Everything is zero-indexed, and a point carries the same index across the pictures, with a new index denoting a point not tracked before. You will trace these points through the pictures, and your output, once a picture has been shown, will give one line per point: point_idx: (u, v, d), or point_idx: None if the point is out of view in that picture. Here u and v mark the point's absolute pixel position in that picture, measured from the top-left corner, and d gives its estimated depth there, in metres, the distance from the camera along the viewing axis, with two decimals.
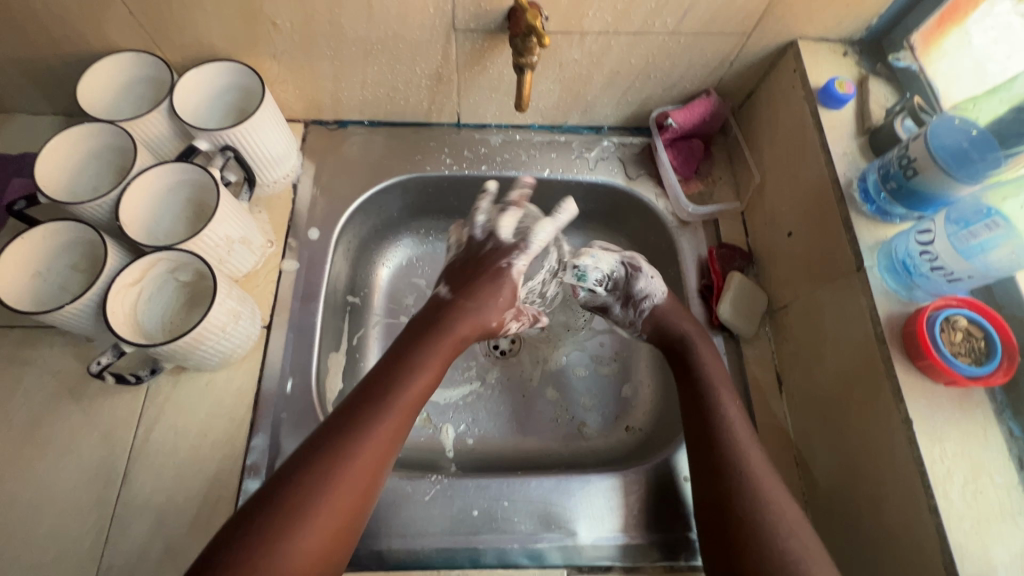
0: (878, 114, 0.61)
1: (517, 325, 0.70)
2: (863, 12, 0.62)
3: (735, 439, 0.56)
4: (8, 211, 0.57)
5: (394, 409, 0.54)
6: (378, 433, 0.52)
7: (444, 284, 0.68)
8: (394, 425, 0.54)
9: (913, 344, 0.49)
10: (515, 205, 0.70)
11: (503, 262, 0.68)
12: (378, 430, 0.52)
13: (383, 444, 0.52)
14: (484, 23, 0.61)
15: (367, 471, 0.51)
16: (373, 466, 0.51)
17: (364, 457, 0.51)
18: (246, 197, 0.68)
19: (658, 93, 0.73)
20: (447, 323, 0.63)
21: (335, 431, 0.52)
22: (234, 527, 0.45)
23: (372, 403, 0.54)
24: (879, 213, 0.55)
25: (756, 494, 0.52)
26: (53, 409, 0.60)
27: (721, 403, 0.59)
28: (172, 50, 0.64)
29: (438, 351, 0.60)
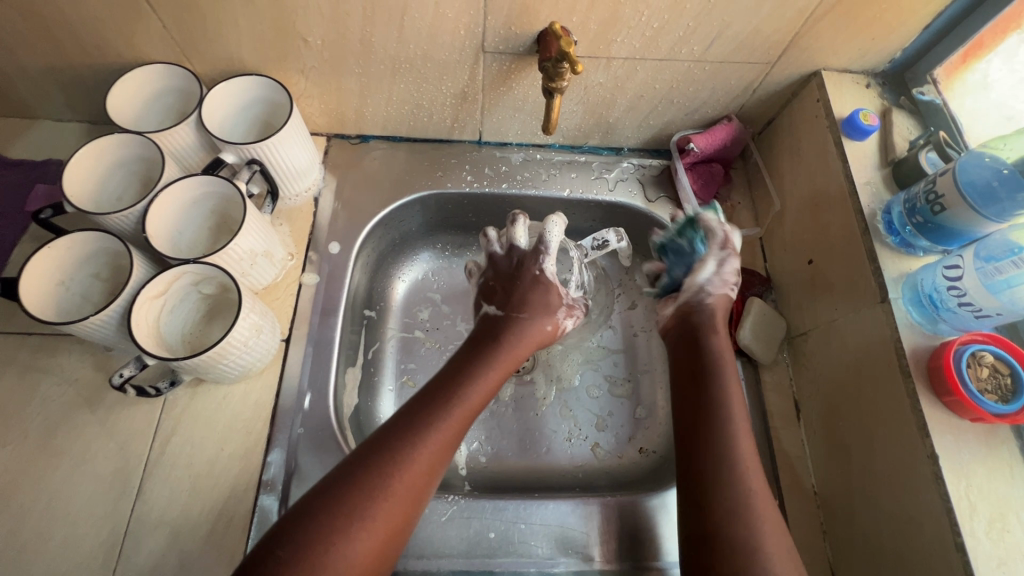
0: (901, 146, 0.62)
1: (572, 321, 0.71)
2: (888, 45, 0.63)
3: (738, 454, 0.54)
4: (35, 220, 0.58)
5: (450, 416, 0.56)
6: (437, 443, 0.53)
7: (490, 303, 0.70)
8: (448, 432, 0.55)
9: (938, 378, 0.49)
10: (518, 216, 0.72)
11: (536, 269, 0.70)
12: (434, 436, 0.54)
13: (437, 452, 0.53)
14: (513, 45, 0.61)
15: (421, 475, 0.52)
16: (428, 470, 0.52)
17: (420, 459, 0.52)
18: (268, 209, 0.68)
19: (680, 117, 0.73)
20: (503, 334, 0.65)
21: (394, 431, 0.53)
22: (292, 522, 0.46)
23: (430, 411, 0.56)
24: (903, 246, 0.56)
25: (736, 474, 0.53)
26: (69, 419, 0.59)
27: (725, 389, 0.59)
28: (201, 64, 0.65)
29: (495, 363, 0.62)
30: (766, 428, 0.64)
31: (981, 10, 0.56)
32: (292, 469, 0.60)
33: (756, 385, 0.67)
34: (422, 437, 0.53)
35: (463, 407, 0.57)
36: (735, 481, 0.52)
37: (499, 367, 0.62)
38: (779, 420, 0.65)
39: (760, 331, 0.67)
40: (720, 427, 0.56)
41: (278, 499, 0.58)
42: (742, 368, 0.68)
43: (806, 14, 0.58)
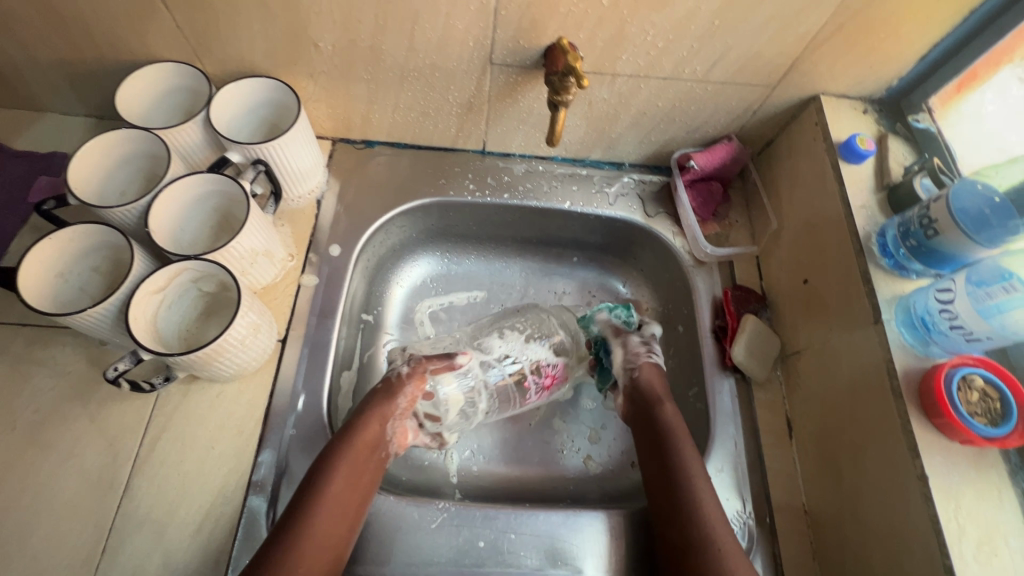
0: (897, 171, 0.63)
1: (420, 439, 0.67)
2: (886, 72, 0.64)
3: (705, 519, 0.54)
4: (37, 211, 0.58)
5: (337, 478, 0.55)
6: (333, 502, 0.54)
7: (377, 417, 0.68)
8: (342, 495, 0.55)
9: (929, 400, 0.50)
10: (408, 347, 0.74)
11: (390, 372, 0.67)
12: (327, 505, 0.54)
13: (334, 517, 0.54)
14: (520, 59, 0.63)
15: (324, 542, 0.52)
16: (331, 534, 0.53)
17: (317, 531, 0.52)
18: (271, 209, 0.68)
19: (681, 135, 0.75)
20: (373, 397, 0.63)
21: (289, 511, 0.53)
22: None
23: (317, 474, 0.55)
24: (896, 268, 0.56)
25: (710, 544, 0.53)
26: (60, 412, 0.59)
27: (682, 454, 0.59)
28: (212, 64, 0.66)
29: (370, 421, 0.60)
30: (758, 445, 0.65)
31: (975, 43, 0.58)
32: (283, 470, 0.59)
33: (748, 402, 0.67)
34: (316, 506, 0.53)
35: (348, 469, 0.56)
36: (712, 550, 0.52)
37: (374, 423, 0.61)
38: (771, 438, 0.65)
39: (755, 348, 0.68)
40: (684, 496, 0.56)
41: (266, 501, 0.57)
42: (735, 385, 0.68)
43: (807, 40, 0.59)
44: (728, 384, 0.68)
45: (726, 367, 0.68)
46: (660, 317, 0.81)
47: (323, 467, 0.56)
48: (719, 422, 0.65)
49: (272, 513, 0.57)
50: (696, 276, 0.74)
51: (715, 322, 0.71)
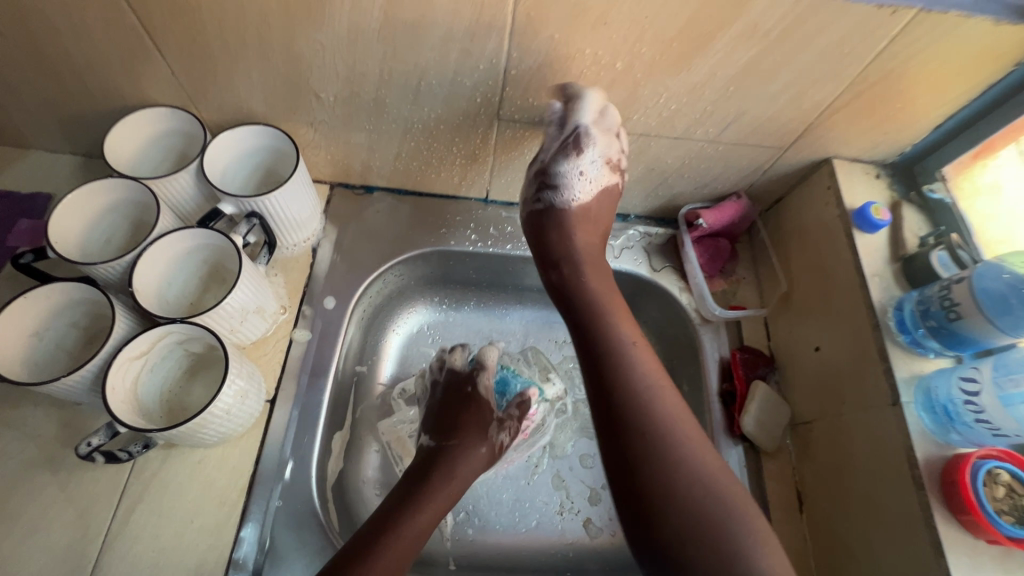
0: (911, 243, 0.61)
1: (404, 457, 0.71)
2: (900, 139, 0.63)
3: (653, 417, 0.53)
4: (13, 264, 0.55)
5: (422, 515, 0.56)
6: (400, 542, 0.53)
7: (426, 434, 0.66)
8: (415, 532, 0.55)
9: (953, 494, 0.48)
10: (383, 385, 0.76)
11: (468, 386, 0.69)
12: (402, 542, 0.53)
13: (406, 551, 0.53)
14: (529, 115, 0.61)
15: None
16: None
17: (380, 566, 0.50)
18: (263, 260, 0.65)
19: (690, 190, 0.73)
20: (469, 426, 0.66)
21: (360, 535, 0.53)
22: None
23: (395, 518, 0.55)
24: (914, 344, 0.55)
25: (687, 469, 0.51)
26: (27, 479, 0.55)
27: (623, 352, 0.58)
28: (208, 110, 0.63)
29: (466, 450, 0.63)
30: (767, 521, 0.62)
31: (992, 116, 0.57)
32: (267, 546, 0.56)
33: (757, 472, 0.64)
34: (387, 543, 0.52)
35: (436, 504, 0.58)
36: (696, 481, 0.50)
37: (472, 461, 0.63)
38: (781, 513, 0.62)
39: (764, 417, 0.65)
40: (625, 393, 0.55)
41: None
42: (743, 454, 0.65)
43: (823, 107, 0.58)
44: (737, 453, 0.65)
45: (735, 435, 0.66)
46: None
47: (411, 498, 0.58)
48: None
49: None
50: (703, 334, 0.72)
51: (722, 386, 0.69)
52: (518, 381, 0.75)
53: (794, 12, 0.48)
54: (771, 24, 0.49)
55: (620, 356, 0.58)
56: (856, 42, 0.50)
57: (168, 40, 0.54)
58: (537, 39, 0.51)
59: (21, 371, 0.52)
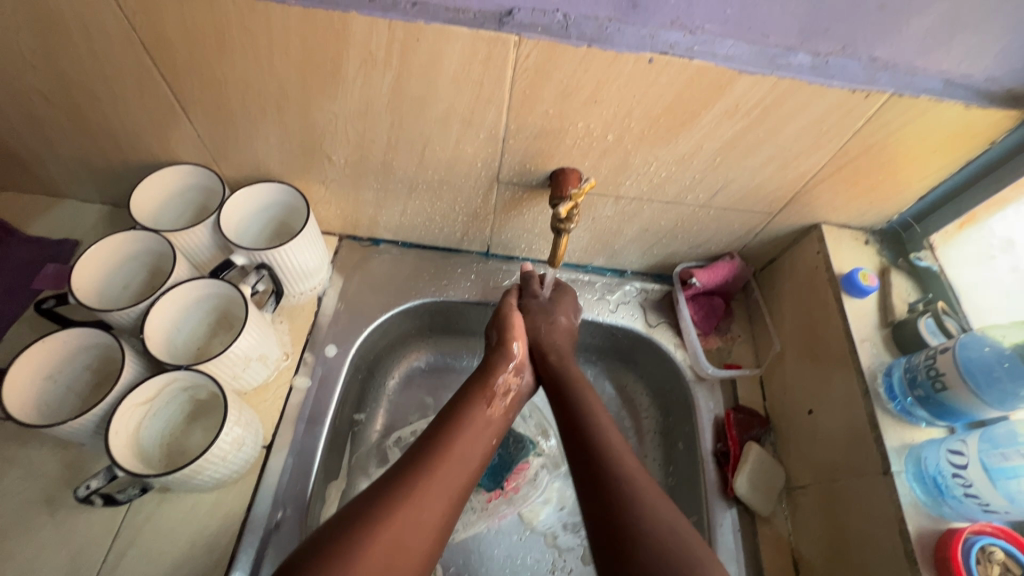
0: (900, 308, 0.62)
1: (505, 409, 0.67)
2: (886, 207, 0.65)
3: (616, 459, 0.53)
4: (36, 309, 0.59)
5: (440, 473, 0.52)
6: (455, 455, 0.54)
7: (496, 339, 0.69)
8: (416, 510, 0.48)
9: (947, 572, 0.47)
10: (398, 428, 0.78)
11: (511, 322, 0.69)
12: (408, 514, 0.48)
13: (412, 534, 0.47)
14: (526, 179, 0.64)
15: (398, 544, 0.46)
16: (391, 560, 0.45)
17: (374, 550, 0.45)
18: (271, 308, 0.67)
19: (684, 250, 0.75)
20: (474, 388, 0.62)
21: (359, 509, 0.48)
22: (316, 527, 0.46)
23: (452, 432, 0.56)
24: (903, 413, 0.55)
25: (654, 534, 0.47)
26: (25, 519, 0.56)
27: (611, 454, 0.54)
28: (229, 168, 0.68)
29: (473, 412, 0.58)
30: None
31: (973, 191, 0.59)
32: None
33: (751, 537, 0.63)
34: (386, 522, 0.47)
35: (444, 479, 0.51)
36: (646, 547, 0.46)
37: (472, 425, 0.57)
38: None
39: (758, 480, 0.64)
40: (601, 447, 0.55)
41: None
42: (738, 518, 0.64)
43: (808, 176, 0.61)
44: (731, 515, 0.64)
45: (728, 497, 0.65)
46: (659, 429, 0.78)
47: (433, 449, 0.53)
48: (721, 559, 0.61)
49: None
50: (697, 391, 0.72)
51: (716, 446, 0.68)
52: (511, 435, 0.76)
53: (773, 94, 0.51)
54: (752, 104, 0.52)
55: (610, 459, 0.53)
56: (834, 121, 0.54)
57: (196, 107, 0.59)
58: (533, 113, 0.55)
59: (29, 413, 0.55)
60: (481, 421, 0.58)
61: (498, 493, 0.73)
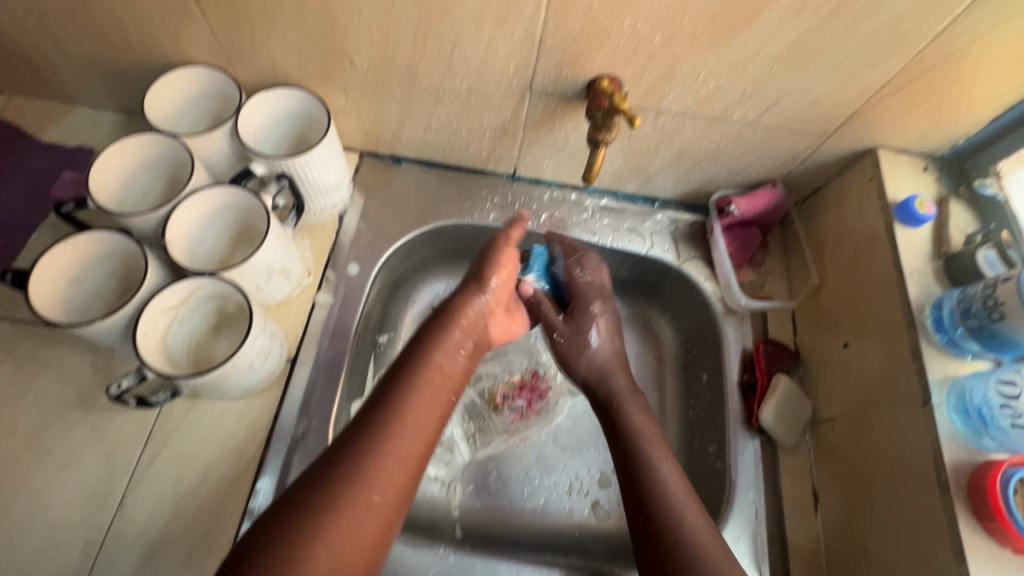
0: (957, 240, 0.59)
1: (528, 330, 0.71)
2: (953, 130, 0.60)
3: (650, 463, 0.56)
4: (56, 212, 0.58)
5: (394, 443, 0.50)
6: (406, 422, 0.51)
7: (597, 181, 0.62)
8: (401, 455, 0.50)
9: (982, 501, 0.46)
10: None
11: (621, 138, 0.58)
12: (360, 497, 0.46)
13: (368, 515, 0.46)
14: (562, 88, 0.60)
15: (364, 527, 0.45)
16: (384, 501, 0.47)
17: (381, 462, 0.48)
18: (291, 223, 0.65)
19: (723, 177, 0.71)
20: (425, 341, 0.58)
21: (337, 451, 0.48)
22: (257, 531, 0.42)
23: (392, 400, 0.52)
24: (950, 345, 0.53)
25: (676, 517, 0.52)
26: (60, 418, 0.58)
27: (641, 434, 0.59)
28: (244, 71, 0.64)
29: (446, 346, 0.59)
30: (780, 517, 0.61)
31: None
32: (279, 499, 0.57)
33: (772, 467, 0.63)
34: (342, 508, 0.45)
35: (396, 450, 0.49)
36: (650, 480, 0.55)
37: (423, 403, 0.53)
38: (796, 509, 0.61)
39: (785, 413, 0.63)
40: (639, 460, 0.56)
41: None
42: (760, 448, 0.64)
43: (871, 91, 0.55)
44: (753, 446, 0.63)
45: (753, 428, 0.64)
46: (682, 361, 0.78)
47: (373, 424, 0.50)
48: (740, 487, 0.62)
49: None
50: (726, 325, 0.70)
51: (742, 377, 0.67)
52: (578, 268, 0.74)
53: None
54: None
55: (641, 450, 0.57)
56: (911, 22, 0.48)
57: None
58: (575, 9, 0.50)
59: (34, 295, 0.53)
60: (440, 373, 0.56)
61: (505, 402, 0.75)
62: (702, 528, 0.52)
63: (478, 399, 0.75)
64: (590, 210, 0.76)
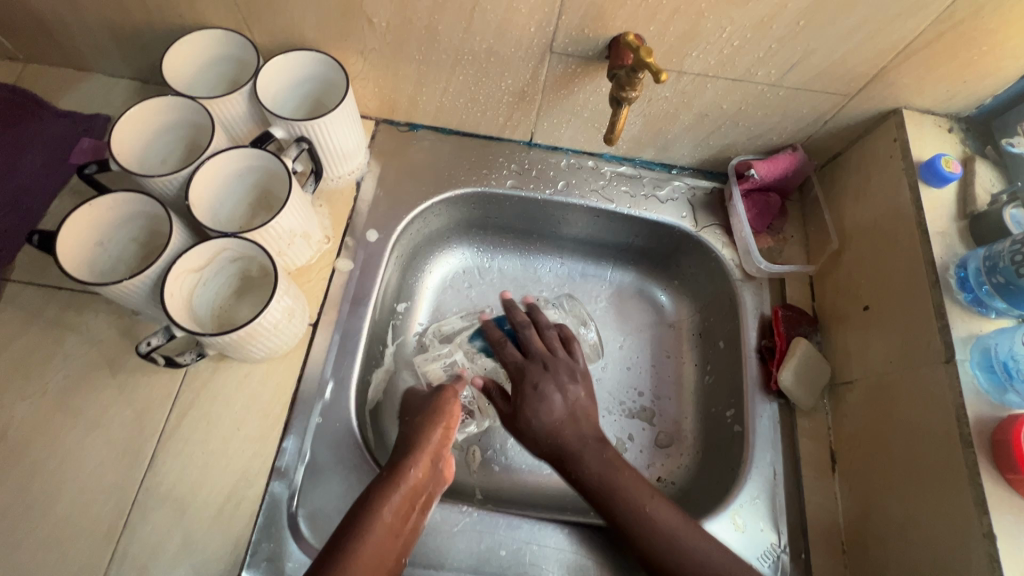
0: (982, 199, 0.58)
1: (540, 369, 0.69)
2: (981, 88, 0.59)
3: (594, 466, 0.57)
4: (78, 174, 0.58)
5: (373, 538, 0.49)
6: (389, 516, 0.50)
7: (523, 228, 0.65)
8: (376, 552, 0.48)
9: (1005, 454, 0.47)
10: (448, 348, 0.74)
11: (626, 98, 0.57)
12: None
13: None
14: (583, 48, 0.59)
15: None
16: None
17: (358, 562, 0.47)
18: (311, 188, 0.65)
19: (742, 141, 0.70)
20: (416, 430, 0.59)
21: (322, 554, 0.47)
22: None
23: (376, 495, 0.52)
24: (975, 303, 0.53)
25: (649, 521, 0.54)
26: (89, 380, 0.59)
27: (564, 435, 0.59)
28: (261, 34, 0.63)
29: (435, 434, 0.59)
30: (798, 477, 0.61)
31: None
32: (306, 458, 0.58)
33: (790, 428, 0.63)
34: None
35: (374, 549, 0.48)
36: (628, 512, 0.54)
37: (371, 550, 0.48)
38: (813, 470, 0.62)
39: (803, 375, 0.63)
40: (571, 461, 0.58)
41: (288, 488, 0.56)
42: (778, 411, 0.64)
43: (899, 48, 0.55)
44: (771, 408, 0.64)
45: (771, 391, 0.65)
46: (698, 330, 0.78)
47: (357, 521, 0.49)
48: (758, 448, 0.62)
49: (294, 502, 0.56)
50: (744, 291, 0.70)
51: (761, 342, 0.67)
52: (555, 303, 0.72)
53: None
54: None
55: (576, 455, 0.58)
56: None
57: None
58: None
59: (63, 255, 0.54)
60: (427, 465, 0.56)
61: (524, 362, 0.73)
62: (665, 513, 0.54)
63: (494, 355, 0.73)
64: (607, 177, 0.76)
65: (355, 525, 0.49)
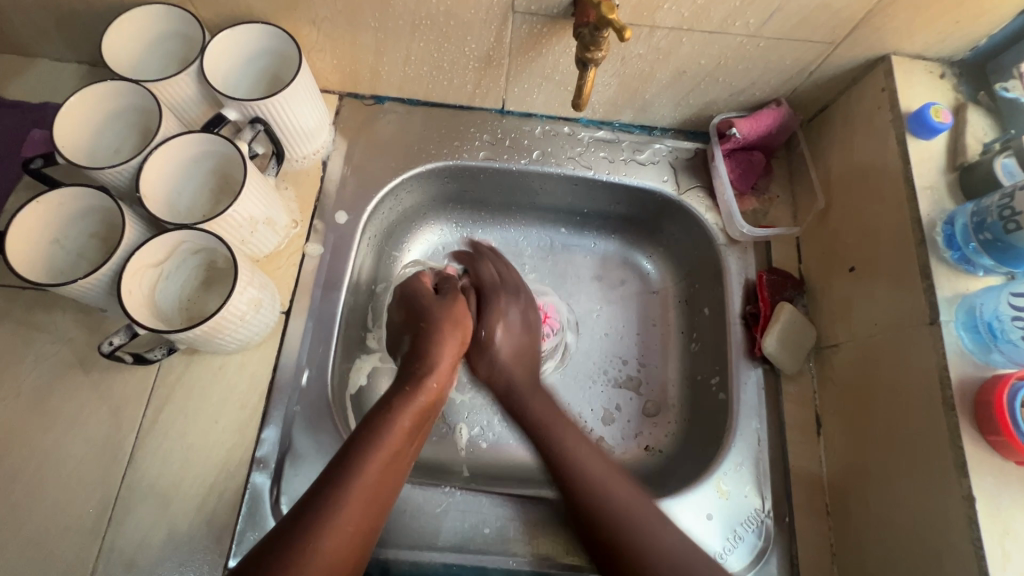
0: (973, 149, 0.55)
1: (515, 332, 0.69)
2: (975, 29, 0.55)
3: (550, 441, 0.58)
4: (25, 169, 0.55)
5: (393, 438, 0.52)
6: (407, 417, 0.54)
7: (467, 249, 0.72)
8: (396, 447, 0.52)
9: (987, 416, 0.46)
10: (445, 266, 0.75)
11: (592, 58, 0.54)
12: (358, 491, 0.47)
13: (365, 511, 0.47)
14: (546, 6, 0.55)
15: (362, 519, 0.47)
16: (378, 490, 0.49)
17: (381, 455, 0.50)
18: (273, 171, 0.63)
19: (724, 97, 0.67)
20: (426, 339, 0.61)
21: (343, 453, 0.50)
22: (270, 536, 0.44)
23: (394, 400, 0.55)
24: (961, 262, 0.51)
25: (606, 501, 0.52)
26: (62, 379, 0.58)
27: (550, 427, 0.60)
28: (206, 8, 0.59)
29: (447, 343, 0.61)
30: (782, 441, 0.61)
31: None
32: (286, 446, 0.58)
33: (774, 394, 0.63)
34: (344, 500, 0.46)
35: (394, 443, 0.51)
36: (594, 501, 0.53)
37: (389, 447, 0.51)
38: (798, 435, 0.61)
39: (788, 340, 0.62)
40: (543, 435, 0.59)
41: (269, 477, 0.57)
42: (763, 376, 0.63)
43: None
44: (756, 374, 0.63)
45: (755, 357, 0.64)
46: (683, 297, 0.76)
47: (376, 424, 0.52)
48: (742, 415, 0.61)
49: (276, 491, 0.56)
50: (728, 256, 0.68)
51: (745, 308, 0.66)
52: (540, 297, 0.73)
53: None
54: None
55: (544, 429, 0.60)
56: None
57: None
58: None
59: (15, 258, 0.52)
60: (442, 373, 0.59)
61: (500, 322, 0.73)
62: (626, 494, 0.53)
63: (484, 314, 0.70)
64: (585, 142, 0.73)
65: (377, 423, 0.52)
